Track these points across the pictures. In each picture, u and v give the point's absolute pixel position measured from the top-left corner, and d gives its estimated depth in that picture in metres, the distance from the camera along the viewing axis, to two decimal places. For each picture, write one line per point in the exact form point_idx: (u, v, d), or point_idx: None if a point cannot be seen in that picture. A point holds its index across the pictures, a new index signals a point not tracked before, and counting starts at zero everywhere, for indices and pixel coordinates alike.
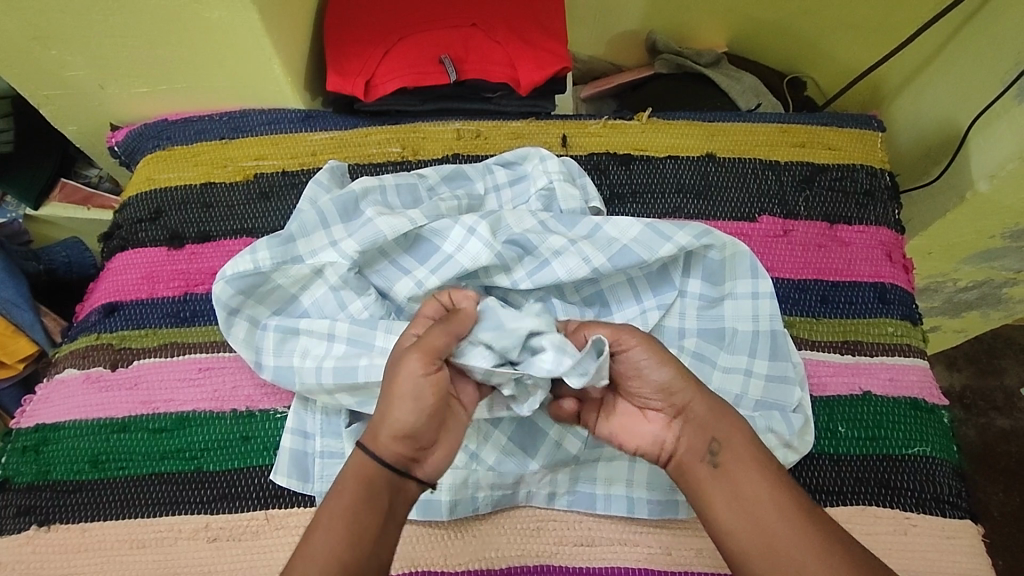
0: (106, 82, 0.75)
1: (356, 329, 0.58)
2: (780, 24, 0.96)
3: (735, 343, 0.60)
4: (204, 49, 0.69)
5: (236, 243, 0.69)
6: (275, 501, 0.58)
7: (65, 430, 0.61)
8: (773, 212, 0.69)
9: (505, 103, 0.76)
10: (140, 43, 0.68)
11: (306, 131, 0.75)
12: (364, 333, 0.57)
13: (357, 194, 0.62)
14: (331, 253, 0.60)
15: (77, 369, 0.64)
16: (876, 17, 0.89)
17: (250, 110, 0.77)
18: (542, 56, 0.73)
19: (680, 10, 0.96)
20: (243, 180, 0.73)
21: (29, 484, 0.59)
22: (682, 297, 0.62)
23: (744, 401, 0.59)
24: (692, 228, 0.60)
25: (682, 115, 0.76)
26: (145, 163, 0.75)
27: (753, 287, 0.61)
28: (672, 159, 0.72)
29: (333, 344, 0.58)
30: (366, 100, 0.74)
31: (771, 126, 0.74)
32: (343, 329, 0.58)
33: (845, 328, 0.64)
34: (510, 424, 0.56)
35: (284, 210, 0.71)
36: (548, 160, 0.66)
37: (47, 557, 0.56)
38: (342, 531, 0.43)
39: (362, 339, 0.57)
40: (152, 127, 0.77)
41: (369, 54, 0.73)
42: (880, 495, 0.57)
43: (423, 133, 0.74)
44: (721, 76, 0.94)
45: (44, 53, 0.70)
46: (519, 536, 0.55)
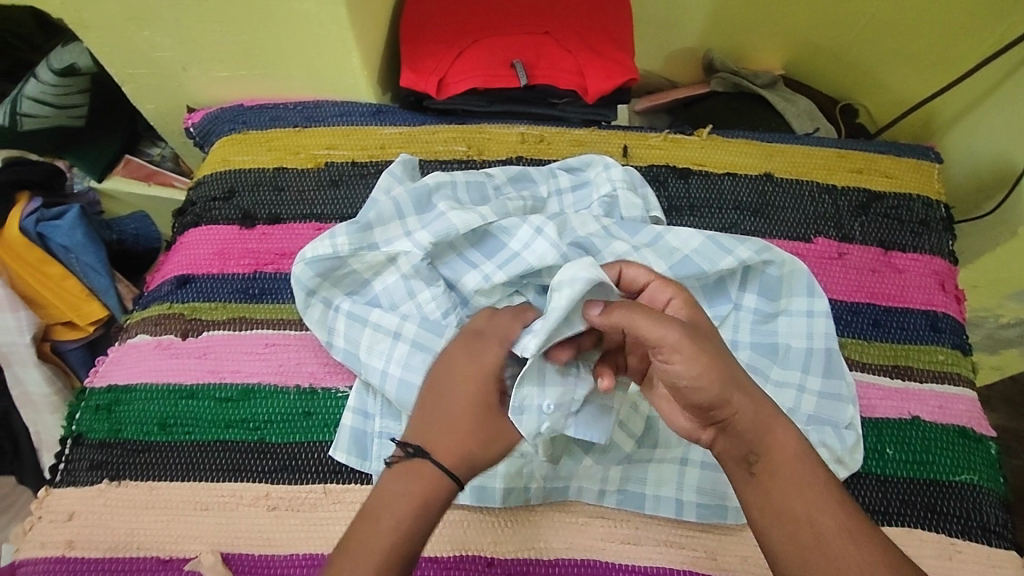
0: (189, 65, 0.79)
1: (421, 333, 0.60)
2: (837, 49, 0.97)
3: (789, 359, 0.61)
4: (287, 38, 0.72)
5: (305, 226, 0.72)
6: (333, 476, 0.60)
7: (136, 392, 0.64)
8: (828, 235, 0.71)
9: (568, 110, 0.78)
10: (229, 28, 0.72)
11: (377, 125, 0.78)
12: (428, 338, 0.60)
13: (429, 187, 0.64)
14: (405, 243, 0.62)
15: (150, 335, 0.67)
16: (936, 49, 0.91)
17: (323, 102, 0.80)
18: (610, 66, 0.74)
19: (740, 30, 0.98)
20: (314, 167, 0.76)
21: (101, 440, 0.62)
22: (737, 311, 0.63)
23: (796, 416, 0.59)
24: (752, 244, 0.61)
25: (739, 133, 0.78)
26: (220, 145, 0.78)
27: (809, 305, 0.62)
28: (729, 176, 0.75)
29: (397, 345, 0.60)
30: (437, 98, 0.76)
31: (829, 150, 0.76)
32: (410, 330, 0.60)
33: (896, 353, 0.65)
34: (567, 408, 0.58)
35: (353, 199, 0.74)
36: (611, 168, 0.69)
37: (116, 510, 0.59)
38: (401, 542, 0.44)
39: (425, 344, 0.60)
40: (228, 111, 0.81)
41: (444, 54, 0.75)
42: (926, 519, 0.58)
43: (488, 134, 0.77)
44: (777, 97, 0.94)
45: (137, 33, 0.74)
46: (568, 529, 0.57)
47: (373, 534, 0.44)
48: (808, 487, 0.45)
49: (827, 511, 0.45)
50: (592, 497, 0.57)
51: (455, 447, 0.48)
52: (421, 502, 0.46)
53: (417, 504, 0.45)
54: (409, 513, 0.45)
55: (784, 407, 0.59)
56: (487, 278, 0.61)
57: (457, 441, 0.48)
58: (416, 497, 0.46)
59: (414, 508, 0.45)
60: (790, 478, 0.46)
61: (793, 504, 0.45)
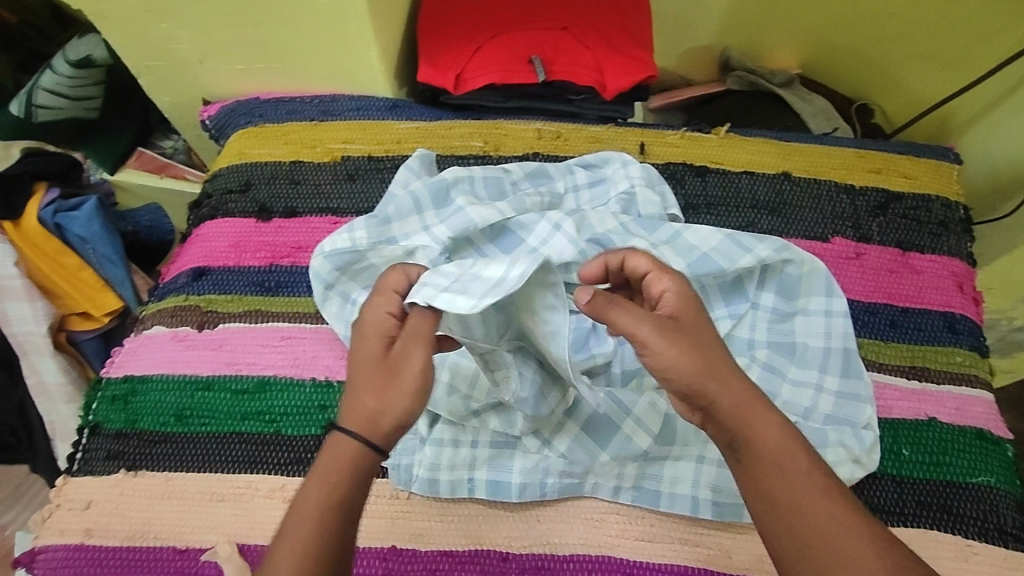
0: (207, 57, 0.79)
1: None
2: (853, 49, 0.97)
3: (806, 358, 0.61)
4: (306, 32, 0.72)
5: (321, 220, 0.72)
6: None
7: (153, 382, 0.64)
8: (846, 235, 0.71)
9: (586, 106, 0.78)
10: (248, 21, 0.72)
11: (393, 119, 0.78)
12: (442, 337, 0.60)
13: (448, 182, 0.65)
14: (424, 237, 0.62)
15: (166, 326, 0.67)
16: (954, 50, 0.90)
17: (340, 96, 0.80)
18: (628, 62, 0.74)
19: (757, 29, 0.98)
20: (331, 161, 0.76)
21: (118, 430, 0.63)
22: (754, 310, 0.63)
23: (814, 415, 0.59)
24: (771, 243, 0.61)
25: (757, 133, 0.78)
26: (237, 138, 0.78)
27: (827, 304, 0.62)
28: (747, 174, 0.74)
29: None
30: (454, 93, 0.76)
31: (847, 150, 0.76)
32: None
33: (913, 353, 0.65)
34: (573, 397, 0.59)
35: (369, 194, 0.74)
36: (629, 166, 0.69)
37: (132, 500, 0.59)
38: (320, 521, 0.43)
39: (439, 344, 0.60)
40: (245, 105, 0.81)
41: (461, 49, 0.75)
42: (942, 520, 0.57)
43: (504, 130, 0.76)
44: (794, 96, 0.94)
45: (156, 25, 0.74)
46: (583, 525, 0.57)
47: (300, 518, 0.43)
48: (795, 473, 0.43)
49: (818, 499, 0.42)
50: (609, 495, 0.57)
51: (361, 411, 0.45)
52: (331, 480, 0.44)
53: (322, 478, 0.44)
54: (318, 485, 0.44)
55: (802, 406, 0.59)
56: None
57: (366, 417, 0.45)
58: (330, 471, 0.44)
59: (323, 482, 0.44)
60: (775, 465, 0.43)
61: (778, 490, 0.42)
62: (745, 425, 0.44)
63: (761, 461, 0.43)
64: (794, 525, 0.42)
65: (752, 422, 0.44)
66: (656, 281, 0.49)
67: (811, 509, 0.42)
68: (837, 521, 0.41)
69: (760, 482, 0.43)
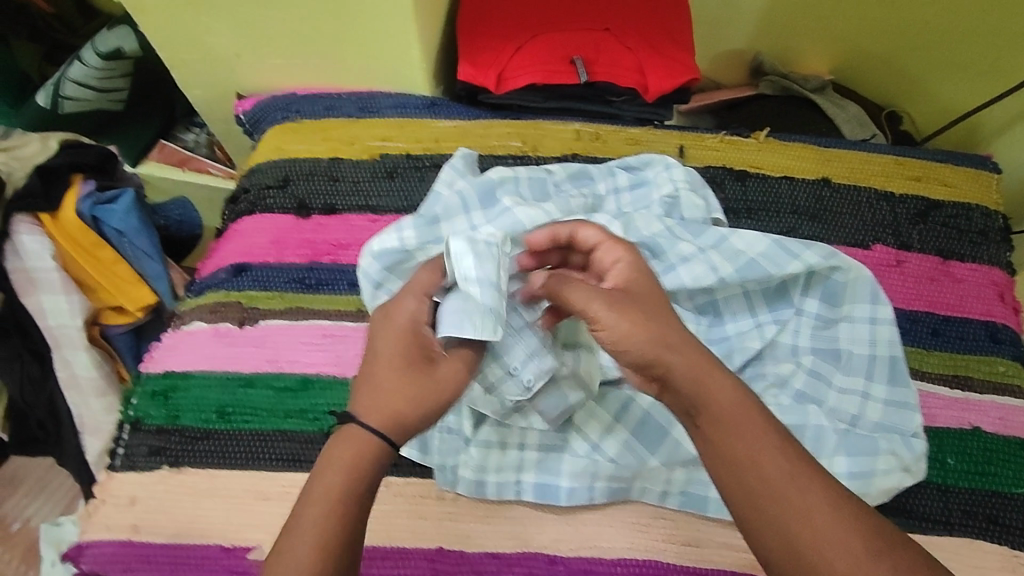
0: (244, 51, 0.78)
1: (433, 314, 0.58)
2: (886, 55, 0.97)
3: (853, 365, 0.61)
4: (350, 28, 0.72)
5: (361, 218, 0.72)
6: (394, 468, 0.60)
7: (194, 378, 0.64)
8: (887, 243, 0.71)
9: (625, 108, 0.78)
10: (291, 16, 0.72)
11: (431, 117, 0.77)
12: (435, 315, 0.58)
13: (494, 182, 0.64)
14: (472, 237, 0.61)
15: (206, 322, 0.67)
16: (988, 58, 0.90)
17: (377, 93, 0.79)
18: (671, 65, 0.74)
19: (790, 33, 0.98)
20: (369, 159, 0.75)
21: (160, 426, 0.62)
22: (799, 316, 0.63)
23: (861, 423, 0.59)
24: (818, 249, 0.61)
25: (796, 137, 0.78)
26: (273, 133, 0.78)
27: (872, 312, 0.61)
28: (787, 179, 0.74)
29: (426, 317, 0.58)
30: (495, 92, 0.75)
31: (887, 157, 0.76)
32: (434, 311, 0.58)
33: (956, 362, 0.65)
34: (613, 399, 0.59)
35: (409, 192, 0.73)
36: (672, 168, 0.68)
37: (177, 497, 0.59)
38: (340, 513, 0.43)
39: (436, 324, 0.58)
40: (280, 99, 0.80)
41: (502, 48, 0.75)
42: (988, 530, 0.58)
43: (543, 130, 0.76)
44: (828, 102, 0.94)
45: (195, 17, 0.74)
46: (629, 529, 0.57)
47: (318, 516, 0.42)
48: (751, 437, 0.42)
49: (778, 461, 0.41)
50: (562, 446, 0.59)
51: (387, 409, 0.45)
52: (350, 474, 0.43)
53: (346, 473, 0.43)
54: (342, 479, 0.43)
55: (849, 413, 0.59)
56: None
57: (390, 417, 0.45)
58: (345, 461, 0.44)
59: (346, 477, 0.43)
60: (732, 427, 0.43)
61: (737, 452, 0.42)
62: (700, 389, 0.44)
63: (719, 424, 0.43)
64: (753, 487, 0.41)
65: (707, 384, 0.44)
66: (608, 251, 0.52)
67: (775, 470, 0.41)
68: (854, 513, 0.40)
69: (722, 449, 0.42)
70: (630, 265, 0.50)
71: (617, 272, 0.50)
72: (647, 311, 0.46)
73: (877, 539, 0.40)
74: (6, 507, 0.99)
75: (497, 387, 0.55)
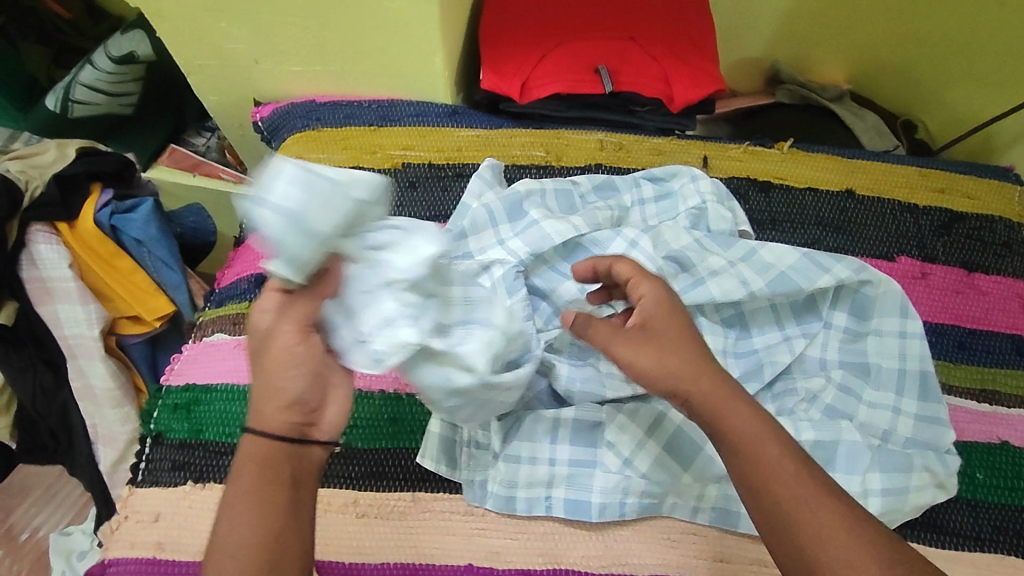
0: (262, 58, 0.77)
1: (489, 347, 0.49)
2: (903, 64, 0.97)
3: (882, 379, 0.60)
4: (373, 36, 0.71)
5: None
6: (421, 484, 0.60)
7: (216, 392, 0.63)
8: (911, 255, 0.71)
9: (649, 117, 0.76)
10: (313, 24, 0.70)
11: (453, 126, 0.77)
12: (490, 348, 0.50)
13: (521, 195, 0.65)
14: (500, 251, 0.62)
15: (229, 334, 0.66)
16: (1006, 69, 0.90)
17: (398, 101, 0.79)
18: (696, 75, 0.73)
19: (809, 41, 0.98)
20: (391, 168, 0.75)
21: (182, 440, 0.62)
22: (827, 329, 0.63)
23: (893, 438, 0.58)
24: (849, 264, 0.61)
25: (820, 148, 0.78)
26: (294, 141, 0.77)
27: (901, 326, 0.61)
28: (811, 191, 0.74)
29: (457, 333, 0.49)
30: (519, 102, 0.75)
31: (910, 168, 0.76)
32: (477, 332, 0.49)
33: (982, 376, 0.65)
34: (646, 413, 0.58)
35: (431, 202, 0.73)
36: (699, 180, 0.68)
37: (201, 514, 0.58)
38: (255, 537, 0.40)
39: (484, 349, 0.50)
40: (300, 107, 0.79)
41: (525, 57, 0.74)
42: (1018, 546, 0.58)
43: (567, 140, 0.76)
44: (846, 111, 0.94)
45: (214, 24, 0.72)
46: (660, 546, 0.57)
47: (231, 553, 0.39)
48: (767, 459, 0.42)
49: (801, 484, 0.41)
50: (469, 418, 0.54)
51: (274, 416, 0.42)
52: (255, 500, 0.40)
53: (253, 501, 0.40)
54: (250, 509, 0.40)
55: (881, 428, 0.58)
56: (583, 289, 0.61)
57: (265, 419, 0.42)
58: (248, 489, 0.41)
59: (252, 505, 0.40)
60: (745, 453, 0.42)
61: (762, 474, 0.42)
62: (714, 416, 0.44)
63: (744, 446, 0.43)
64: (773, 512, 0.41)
65: (722, 410, 0.44)
66: (636, 286, 0.50)
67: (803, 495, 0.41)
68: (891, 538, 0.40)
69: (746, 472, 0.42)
70: (655, 300, 0.48)
71: (642, 309, 0.48)
72: (665, 347, 0.46)
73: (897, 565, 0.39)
74: (14, 517, 0.98)
75: (348, 359, 0.44)
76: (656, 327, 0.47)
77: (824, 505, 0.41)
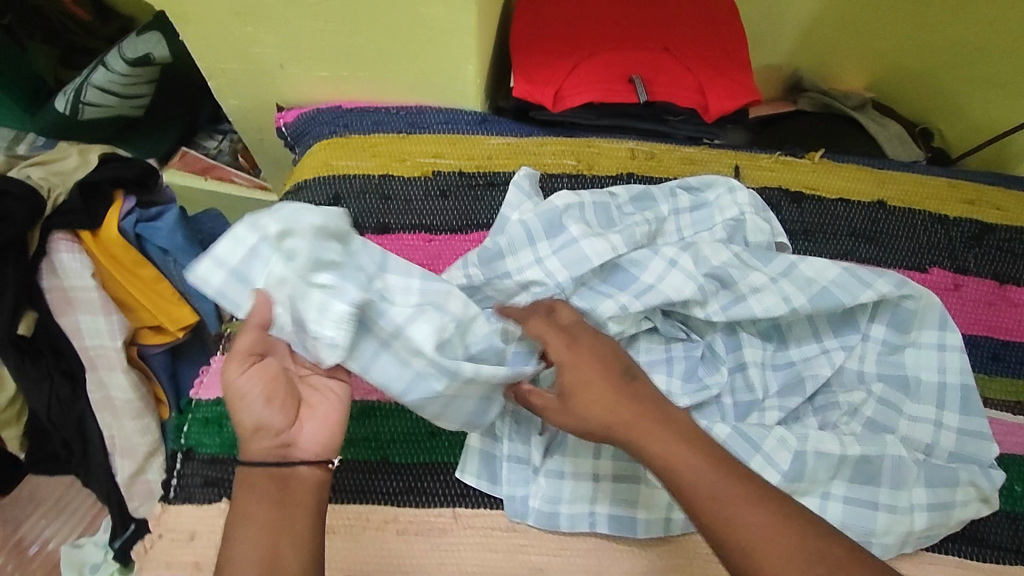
0: (287, 63, 0.75)
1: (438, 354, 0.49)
2: (924, 73, 0.97)
3: (922, 393, 0.61)
4: (405, 42, 0.70)
5: (415, 237, 0.71)
6: (461, 499, 0.59)
7: None
8: (944, 266, 0.71)
9: (679, 127, 0.76)
10: (343, 30, 0.69)
11: (483, 134, 0.76)
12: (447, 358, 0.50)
13: (559, 210, 0.63)
14: (538, 270, 0.61)
15: None
16: None
17: (426, 108, 0.78)
18: (731, 85, 0.74)
19: (830, 48, 0.98)
20: (422, 176, 0.74)
21: (214, 455, 0.60)
22: (865, 342, 0.63)
23: (937, 451, 0.59)
24: (890, 278, 0.61)
25: (850, 159, 0.78)
26: (321, 147, 0.75)
27: (939, 338, 0.62)
28: (843, 202, 0.74)
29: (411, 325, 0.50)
30: (551, 110, 0.75)
31: (940, 179, 0.76)
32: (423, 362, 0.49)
33: (1018, 388, 0.66)
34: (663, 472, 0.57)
35: (463, 211, 0.72)
36: (736, 191, 0.67)
37: None
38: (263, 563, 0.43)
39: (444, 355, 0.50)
40: (326, 113, 0.77)
41: (557, 66, 0.74)
42: None
43: (596, 148, 0.75)
44: (869, 120, 0.94)
45: (240, 29, 0.70)
46: (702, 562, 0.56)
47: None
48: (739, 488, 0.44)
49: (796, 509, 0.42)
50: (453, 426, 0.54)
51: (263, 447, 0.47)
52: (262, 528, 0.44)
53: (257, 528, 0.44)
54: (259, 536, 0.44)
55: (924, 442, 0.59)
56: (625, 307, 0.58)
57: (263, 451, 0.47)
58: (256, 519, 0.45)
59: (259, 532, 0.44)
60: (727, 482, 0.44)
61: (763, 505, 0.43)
62: (641, 445, 0.46)
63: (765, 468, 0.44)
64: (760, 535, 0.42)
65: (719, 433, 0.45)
66: (552, 348, 0.49)
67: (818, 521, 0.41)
68: None
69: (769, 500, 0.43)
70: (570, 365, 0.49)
71: (563, 376, 0.49)
72: (581, 416, 0.48)
73: (816, 563, 0.41)
74: (23, 529, 0.96)
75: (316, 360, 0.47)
76: (572, 395, 0.48)
77: (747, 503, 0.43)
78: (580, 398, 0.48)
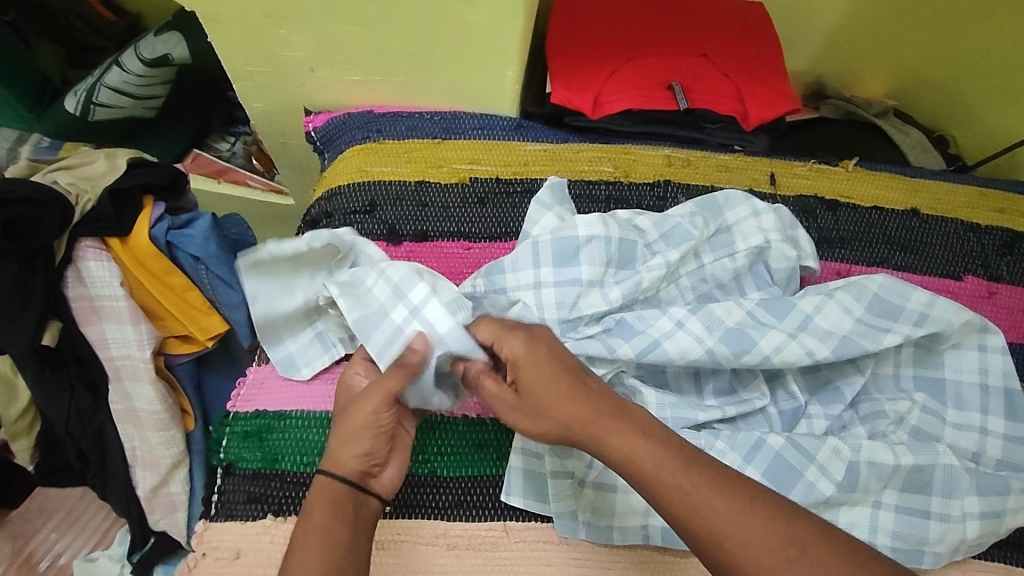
0: (318, 67, 0.73)
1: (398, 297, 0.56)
2: (943, 80, 0.98)
3: (964, 400, 0.61)
4: (444, 47, 0.68)
5: (453, 244, 0.70)
6: (513, 513, 0.58)
7: (292, 419, 0.60)
8: (978, 274, 0.72)
9: (714, 133, 0.76)
10: (381, 34, 0.68)
11: (519, 140, 0.75)
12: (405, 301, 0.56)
13: (579, 241, 0.61)
14: (532, 294, 0.61)
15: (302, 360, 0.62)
16: None
17: (460, 113, 0.77)
18: (768, 93, 0.74)
19: (853, 55, 0.99)
20: (458, 182, 0.73)
21: (256, 470, 0.59)
22: (899, 351, 0.63)
23: (984, 459, 0.60)
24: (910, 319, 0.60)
25: (882, 166, 0.78)
26: (355, 153, 0.74)
27: (981, 339, 0.62)
28: (877, 209, 0.74)
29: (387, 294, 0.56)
30: (589, 117, 0.73)
31: (970, 188, 0.77)
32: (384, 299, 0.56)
33: None
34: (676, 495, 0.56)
35: (501, 218, 0.71)
36: (763, 215, 0.65)
37: None
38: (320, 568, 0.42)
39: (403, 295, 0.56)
40: (358, 117, 0.76)
41: (596, 73, 0.73)
42: None
43: (634, 156, 0.74)
44: (892, 127, 0.94)
45: (272, 31, 0.68)
46: None
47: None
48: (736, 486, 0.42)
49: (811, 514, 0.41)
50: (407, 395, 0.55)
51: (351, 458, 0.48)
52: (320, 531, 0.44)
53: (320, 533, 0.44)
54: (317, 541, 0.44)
55: (971, 450, 0.59)
56: (611, 349, 0.58)
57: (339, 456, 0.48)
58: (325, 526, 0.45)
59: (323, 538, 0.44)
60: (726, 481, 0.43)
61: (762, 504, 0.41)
62: (599, 442, 0.46)
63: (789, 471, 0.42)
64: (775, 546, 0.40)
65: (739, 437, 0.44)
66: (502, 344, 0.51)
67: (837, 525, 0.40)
68: None
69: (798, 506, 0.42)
70: (527, 362, 0.50)
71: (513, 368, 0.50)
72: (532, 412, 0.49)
73: (788, 547, 0.39)
74: (34, 543, 0.93)
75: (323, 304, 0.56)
76: (524, 388, 0.49)
77: (726, 495, 0.42)
78: (537, 397, 0.48)
